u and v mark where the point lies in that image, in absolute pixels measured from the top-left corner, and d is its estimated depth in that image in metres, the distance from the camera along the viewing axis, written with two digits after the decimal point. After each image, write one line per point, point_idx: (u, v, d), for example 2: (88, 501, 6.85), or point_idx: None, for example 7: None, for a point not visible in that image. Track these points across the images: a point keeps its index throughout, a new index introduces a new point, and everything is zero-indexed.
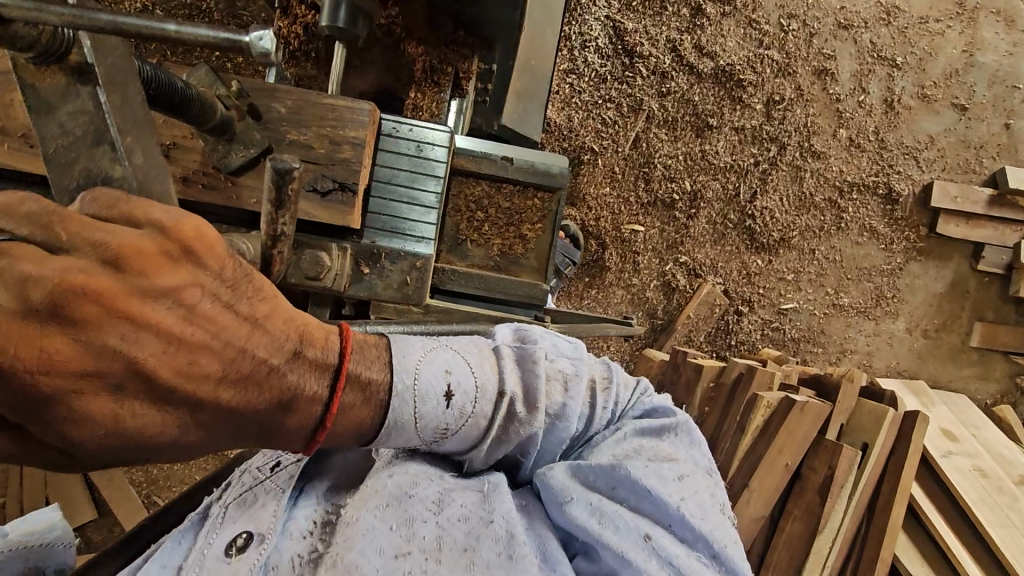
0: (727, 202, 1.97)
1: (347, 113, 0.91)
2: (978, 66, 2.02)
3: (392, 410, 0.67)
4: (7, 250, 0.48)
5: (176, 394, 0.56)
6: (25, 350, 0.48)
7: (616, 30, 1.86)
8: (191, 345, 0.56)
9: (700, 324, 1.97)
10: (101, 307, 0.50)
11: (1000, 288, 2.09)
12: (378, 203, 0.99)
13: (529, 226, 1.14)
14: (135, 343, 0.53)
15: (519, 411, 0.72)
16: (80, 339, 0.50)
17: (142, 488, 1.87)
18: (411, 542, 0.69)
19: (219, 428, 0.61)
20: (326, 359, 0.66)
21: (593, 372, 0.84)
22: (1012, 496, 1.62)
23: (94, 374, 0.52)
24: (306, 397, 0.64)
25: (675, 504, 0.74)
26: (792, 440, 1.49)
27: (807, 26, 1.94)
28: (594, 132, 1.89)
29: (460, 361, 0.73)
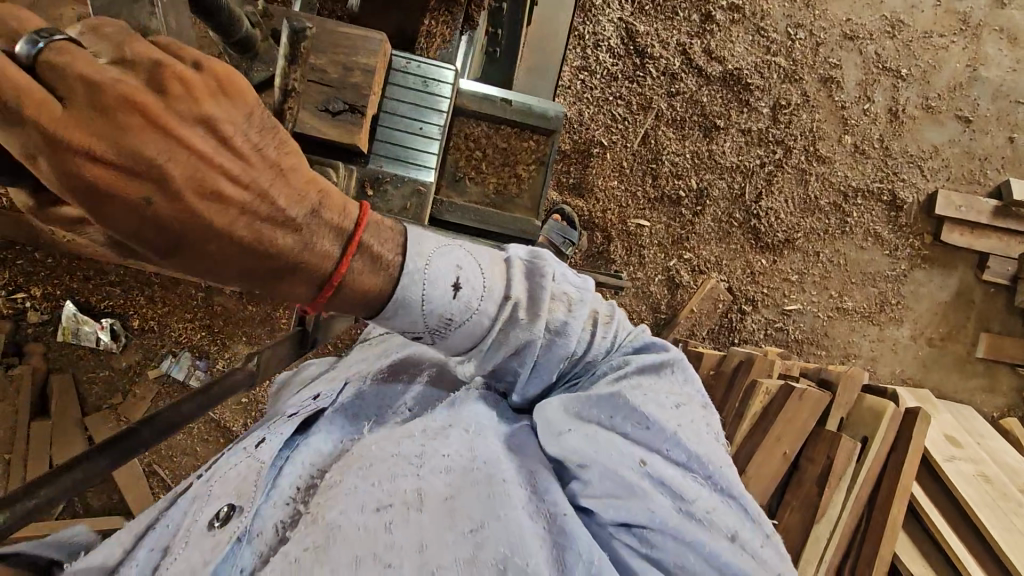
0: (732, 202, 2.00)
1: (359, 40, 0.95)
2: (982, 81, 2.06)
3: (401, 285, 0.65)
4: (65, 52, 0.48)
5: (196, 220, 0.53)
6: (71, 137, 0.47)
7: (628, 31, 1.93)
8: (217, 169, 0.54)
9: (704, 319, 1.97)
10: (144, 117, 0.50)
11: (1005, 299, 2.09)
12: (385, 131, 1.05)
13: (524, 165, 1.20)
14: (168, 154, 0.51)
15: (523, 318, 0.72)
16: (118, 140, 0.49)
17: (145, 456, 1.92)
18: (393, 496, 0.70)
19: (237, 269, 0.57)
20: (341, 225, 0.62)
21: (596, 305, 0.82)
22: (1015, 502, 1.59)
23: (130, 174, 0.50)
24: (319, 253, 0.60)
25: (671, 429, 0.73)
26: (792, 426, 1.49)
27: (813, 36, 2.01)
28: (604, 128, 1.95)
29: (472, 261, 0.71)
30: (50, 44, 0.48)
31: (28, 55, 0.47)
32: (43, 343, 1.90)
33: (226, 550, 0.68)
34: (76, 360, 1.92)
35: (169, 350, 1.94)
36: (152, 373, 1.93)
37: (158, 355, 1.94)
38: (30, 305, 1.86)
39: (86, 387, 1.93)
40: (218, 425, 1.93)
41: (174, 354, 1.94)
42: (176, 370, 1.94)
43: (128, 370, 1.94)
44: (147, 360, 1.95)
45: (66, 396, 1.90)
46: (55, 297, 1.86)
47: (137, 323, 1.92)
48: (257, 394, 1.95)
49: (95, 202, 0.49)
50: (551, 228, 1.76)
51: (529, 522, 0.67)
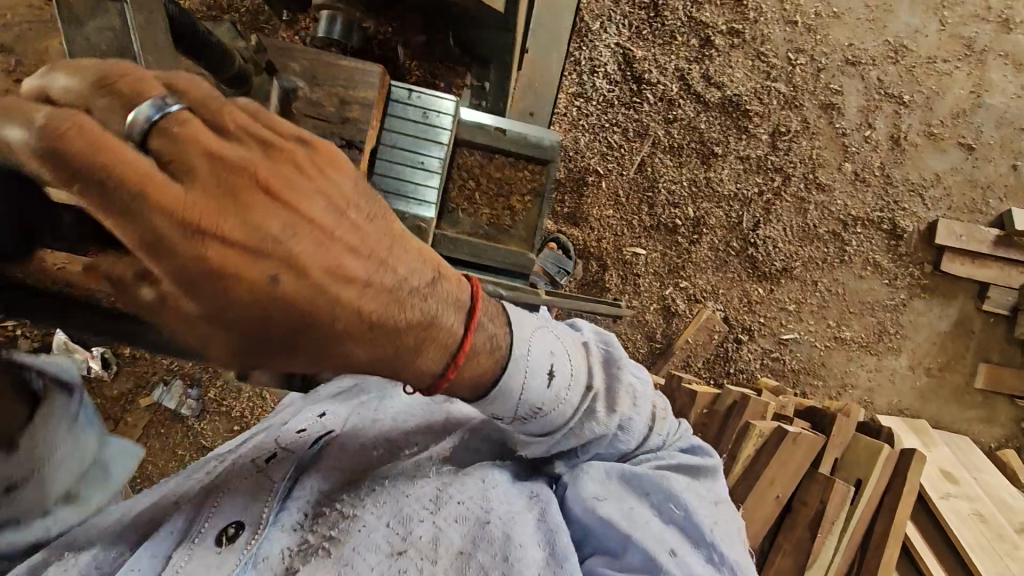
0: (730, 230, 1.98)
1: (358, 75, 0.96)
2: (986, 107, 2.03)
3: (506, 375, 0.70)
4: (183, 122, 0.50)
5: (320, 294, 0.55)
6: (195, 211, 0.49)
7: (625, 56, 1.90)
8: (340, 245, 0.57)
9: (699, 350, 1.95)
10: (267, 194, 0.53)
11: (1006, 329, 2.06)
12: (384, 163, 1.06)
13: (518, 197, 1.19)
14: (290, 231, 0.54)
15: (600, 409, 0.78)
16: (242, 216, 0.51)
17: (137, 484, 1.92)
18: (407, 541, 0.72)
19: (360, 341, 0.59)
20: (460, 298, 0.66)
21: (657, 400, 0.86)
22: (1011, 544, 1.58)
23: (257, 254, 0.52)
24: (444, 329, 0.64)
25: (708, 527, 0.78)
26: (784, 471, 1.48)
27: (813, 61, 1.97)
28: (599, 155, 1.92)
29: (562, 349, 0.77)
30: (168, 114, 0.49)
31: (144, 119, 0.48)
32: None
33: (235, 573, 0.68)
34: None
35: (160, 378, 1.93)
36: (142, 402, 1.92)
37: (149, 383, 1.93)
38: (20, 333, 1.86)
39: None
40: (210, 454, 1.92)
41: (165, 381, 1.94)
42: (167, 400, 1.93)
43: (119, 398, 1.93)
44: (138, 388, 1.94)
45: None
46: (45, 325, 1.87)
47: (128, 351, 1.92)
48: (249, 422, 1.94)
49: (223, 277, 0.50)
50: (545, 258, 1.79)
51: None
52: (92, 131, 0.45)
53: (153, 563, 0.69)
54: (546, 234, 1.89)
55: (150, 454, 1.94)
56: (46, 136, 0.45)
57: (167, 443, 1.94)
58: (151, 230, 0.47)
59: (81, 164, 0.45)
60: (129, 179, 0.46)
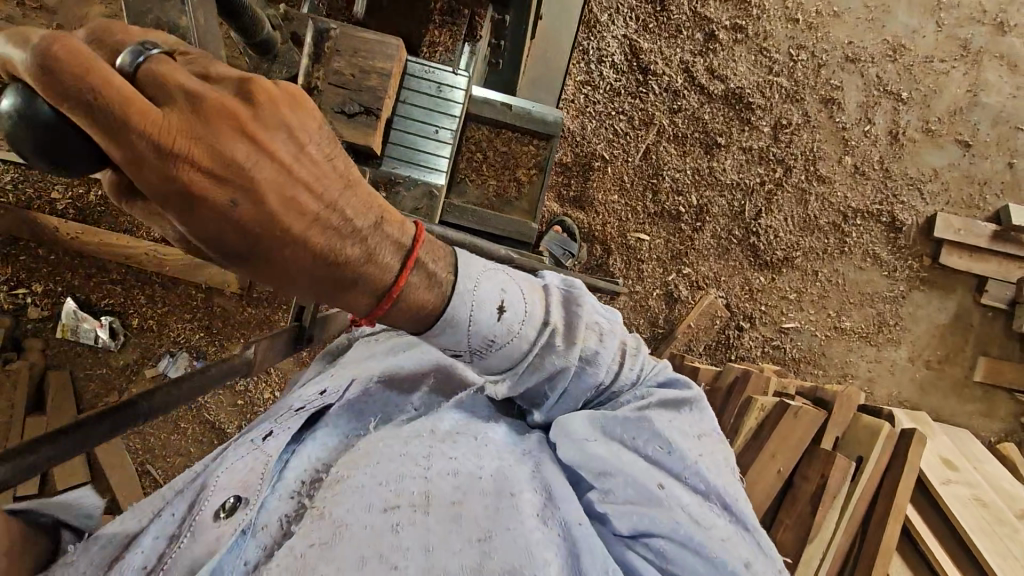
0: (733, 218, 2.02)
1: (376, 45, 0.97)
2: (982, 106, 2.08)
3: (452, 305, 0.66)
4: (159, 63, 0.49)
5: (274, 225, 0.52)
6: (165, 134, 0.47)
7: (632, 47, 1.96)
8: (295, 178, 0.53)
9: (701, 334, 1.98)
10: (232, 126, 0.50)
11: (1004, 323, 2.08)
12: (398, 134, 1.09)
13: (524, 170, 1.23)
14: (253, 162, 0.51)
15: (559, 343, 0.75)
16: (210, 144, 0.49)
17: (138, 456, 1.92)
18: (400, 496, 0.71)
19: (303, 279, 0.56)
20: (401, 238, 0.62)
21: (625, 337, 0.86)
22: (1012, 528, 1.57)
23: (218, 180, 0.49)
24: (380, 263, 0.60)
25: (692, 458, 0.77)
26: (786, 446, 1.49)
27: (815, 57, 2.04)
28: (606, 142, 1.97)
29: (515, 285, 0.73)
30: (149, 55, 0.49)
31: (127, 63, 0.48)
32: (41, 338, 1.92)
33: (230, 543, 0.70)
34: (74, 357, 1.93)
35: (166, 349, 1.94)
36: (148, 372, 1.94)
37: (156, 354, 1.95)
38: (31, 300, 1.89)
39: (83, 384, 1.94)
40: (214, 426, 1.93)
41: (171, 353, 1.94)
42: (172, 370, 1.94)
43: (125, 368, 1.95)
44: (145, 359, 1.96)
45: (61, 392, 1.90)
46: (56, 293, 1.89)
47: (136, 320, 1.94)
48: (253, 395, 1.95)
49: (191, 204, 0.49)
50: (551, 241, 1.80)
51: (538, 533, 0.69)
52: (80, 55, 0.44)
53: (157, 543, 0.73)
54: (552, 216, 1.93)
55: (154, 425, 1.94)
56: (35, 57, 0.44)
57: (171, 415, 1.94)
58: (130, 154, 0.46)
59: (66, 86, 0.44)
60: (111, 102, 0.45)
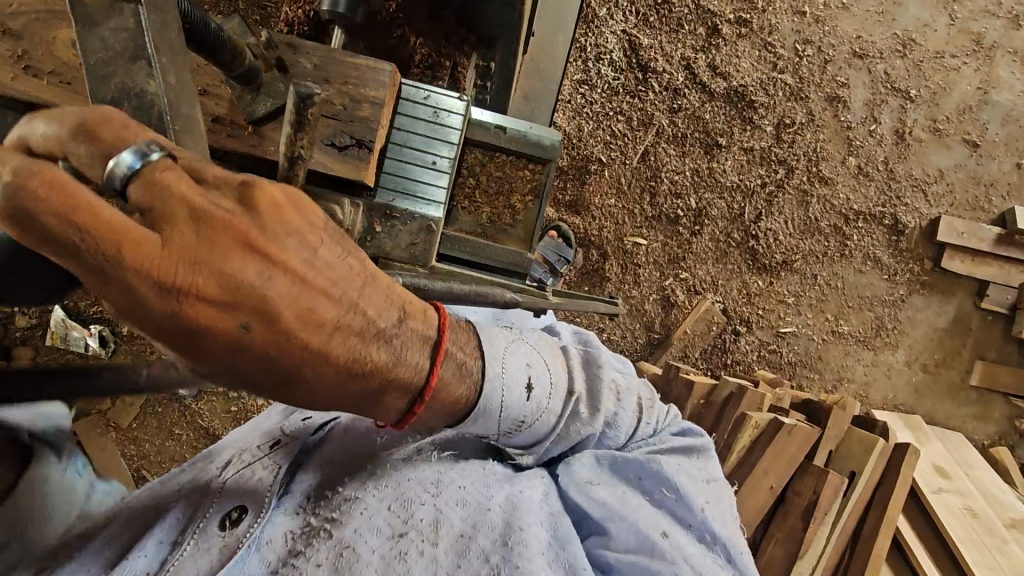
0: (732, 221, 1.97)
1: (369, 72, 0.93)
2: (992, 104, 2.02)
3: (485, 394, 0.72)
4: (151, 179, 0.51)
5: (291, 343, 0.58)
6: (162, 269, 0.51)
7: (632, 43, 1.88)
8: (314, 288, 0.59)
9: (697, 341, 1.96)
10: (243, 245, 0.55)
11: (1003, 327, 2.07)
12: (393, 162, 1.04)
13: (519, 196, 1.19)
14: (265, 278, 0.56)
15: (583, 412, 0.81)
16: (217, 273, 0.53)
17: (133, 462, 1.93)
18: (406, 525, 0.73)
19: (325, 389, 0.62)
20: (426, 333, 0.68)
21: (641, 391, 0.89)
22: (1001, 538, 1.59)
23: (231, 309, 0.54)
24: (409, 365, 0.66)
25: (700, 507, 0.79)
26: (780, 462, 1.48)
27: (822, 53, 1.96)
28: (603, 143, 1.91)
29: (540, 360, 0.79)
30: (142, 168, 0.51)
31: (125, 171, 0.50)
32: (30, 347, 1.90)
33: (236, 556, 0.71)
34: None
35: (157, 358, 1.92)
36: None
37: (146, 362, 1.93)
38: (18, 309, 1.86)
39: None
40: (207, 433, 1.92)
41: None
42: None
43: None
44: (136, 366, 1.94)
45: None
46: None
47: (125, 328, 1.91)
48: (246, 402, 1.94)
49: (196, 334, 0.53)
50: (546, 246, 1.75)
51: (545, 573, 0.69)
52: (62, 190, 0.46)
53: (160, 549, 0.73)
54: (546, 220, 1.88)
55: (147, 431, 1.94)
56: (7, 199, 0.46)
57: (164, 421, 1.94)
58: (127, 297, 0.50)
59: (54, 233, 0.47)
60: (104, 242, 0.48)
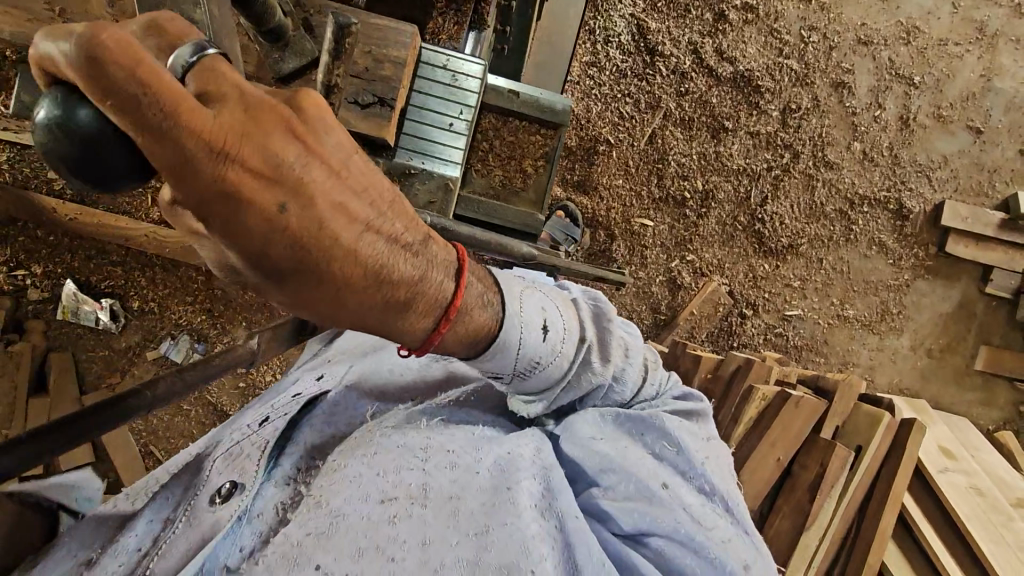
0: (738, 205, 1.99)
1: (391, 33, 0.94)
2: (995, 91, 2.04)
3: (504, 331, 0.67)
4: (209, 67, 0.45)
5: (328, 236, 0.49)
6: (205, 135, 0.42)
7: (639, 28, 1.91)
8: (352, 184, 0.51)
9: (704, 322, 1.97)
10: (286, 129, 0.47)
11: (1007, 313, 2.08)
12: (412, 123, 1.05)
13: (530, 161, 1.21)
14: (302, 164, 0.47)
15: (595, 360, 0.79)
16: (253, 140, 0.45)
17: (142, 437, 1.94)
18: (397, 488, 0.71)
19: (366, 305, 0.54)
20: (450, 259, 0.60)
21: (647, 354, 0.89)
22: (1006, 516, 1.60)
23: (268, 180, 0.45)
24: (439, 286, 0.58)
25: (701, 461, 0.78)
26: (787, 434, 1.49)
27: (827, 39, 1.99)
28: (611, 125, 1.94)
29: (553, 306, 0.75)
30: (202, 59, 0.45)
31: (183, 64, 0.44)
32: (42, 321, 1.91)
33: (226, 528, 0.68)
34: (76, 339, 1.94)
35: (167, 333, 1.94)
36: (150, 354, 1.95)
37: (157, 337, 1.95)
38: (31, 282, 1.87)
39: (86, 366, 1.95)
40: (216, 408, 1.94)
41: (173, 336, 1.95)
42: (174, 353, 1.95)
43: (128, 350, 1.95)
44: (146, 342, 1.96)
45: (64, 374, 1.91)
46: (57, 275, 1.88)
47: (136, 303, 1.93)
48: (254, 378, 1.95)
49: (231, 210, 0.45)
50: (552, 225, 1.78)
51: (535, 526, 0.68)
52: (129, 46, 0.40)
53: (151, 527, 0.72)
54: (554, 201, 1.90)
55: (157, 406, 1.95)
56: (80, 53, 0.39)
57: None
58: (167, 164, 0.42)
59: (112, 80, 0.40)
60: (162, 101, 0.40)
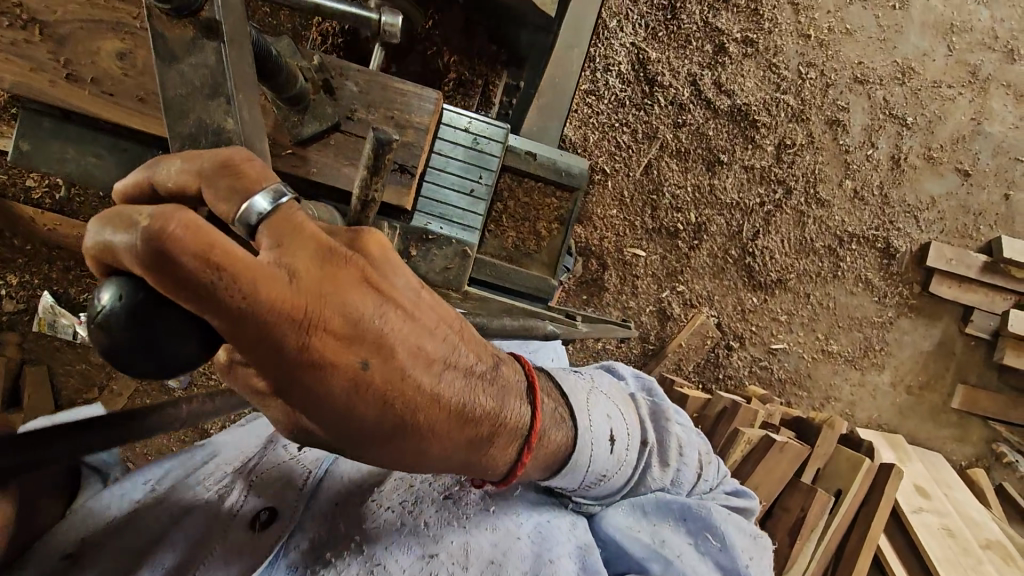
0: (729, 238, 2.00)
1: (414, 99, 1.04)
2: (985, 135, 2.08)
3: (577, 448, 0.76)
4: (277, 217, 0.49)
5: (402, 384, 0.59)
6: (291, 309, 0.49)
7: (639, 57, 1.89)
8: (424, 332, 0.60)
9: (691, 354, 1.98)
10: (367, 287, 0.55)
11: (985, 353, 2.13)
12: (432, 186, 1.14)
13: (545, 223, 1.28)
14: (381, 315, 0.56)
15: (656, 466, 0.85)
16: (336, 304, 0.53)
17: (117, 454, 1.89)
18: (437, 544, 0.77)
19: (427, 440, 0.63)
20: (519, 385, 0.72)
21: (702, 448, 0.92)
22: (976, 559, 1.64)
23: (352, 343, 0.54)
24: (511, 417, 0.69)
25: (745, 562, 0.83)
26: (770, 476, 1.52)
27: (823, 76, 1.99)
28: (608, 154, 1.92)
29: (616, 411, 0.83)
30: (278, 205, 0.50)
31: (266, 211, 0.49)
32: (16, 332, 1.85)
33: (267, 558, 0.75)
34: (50, 352, 1.87)
35: None
36: None
37: None
38: (5, 293, 1.81)
39: (61, 380, 1.89)
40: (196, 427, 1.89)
41: None
42: None
43: (105, 365, 1.90)
44: None
45: (38, 387, 1.85)
46: (33, 286, 1.81)
47: None
48: None
49: (322, 374, 0.53)
50: None
51: None
52: (198, 228, 0.44)
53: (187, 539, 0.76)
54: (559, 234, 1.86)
55: None
56: (148, 238, 0.43)
57: (153, 413, 1.90)
58: (247, 333, 0.49)
59: (188, 270, 0.44)
60: (241, 282, 0.46)
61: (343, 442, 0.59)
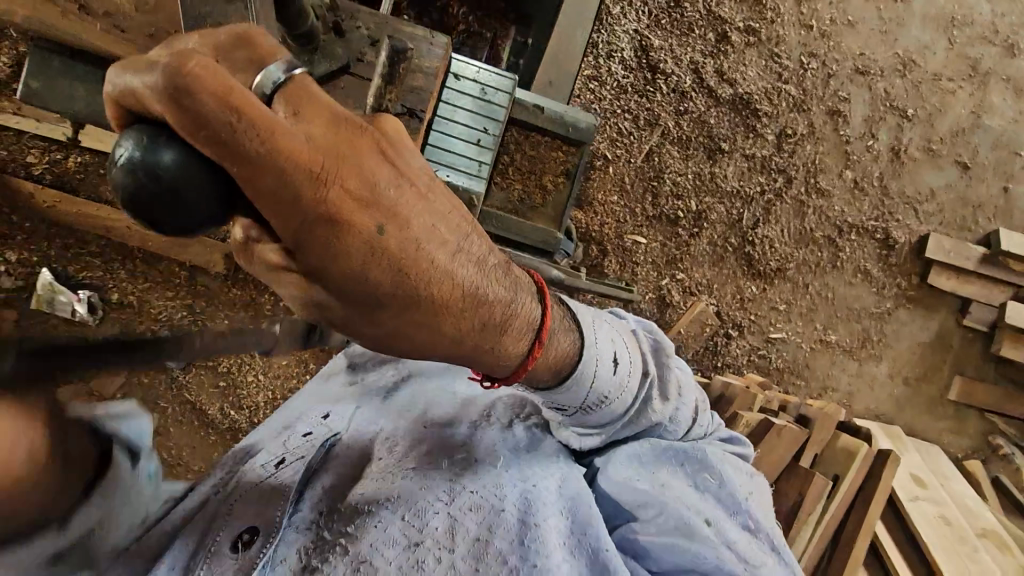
0: (729, 227, 2.00)
1: (424, 44, 1.05)
2: (984, 129, 2.09)
3: (582, 363, 0.77)
4: (290, 87, 0.52)
5: (418, 255, 0.58)
6: (304, 164, 0.50)
7: (643, 44, 1.90)
8: (435, 206, 0.61)
9: (689, 341, 1.98)
10: (378, 152, 0.56)
11: (982, 345, 2.14)
12: (439, 132, 1.18)
13: (550, 176, 1.36)
14: (394, 187, 0.57)
15: (656, 399, 0.85)
16: (352, 165, 0.54)
17: None
18: (422, 532, 0.74)
19: (445, 333, 0.63)
20: (529, 286, 0.73)
21: (698, 397, 0.92)
22: (972, 548, 1.64)
23: (368, 205, 0.54)
24: (522, 316, 0.70)
25: (743, 501, 0.84)
26: (767, 460, 1.51)
27: (825, 67, 2.00)
28: (609, 140, 1.92)
29: (618, 337, 0.84)
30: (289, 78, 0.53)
31: (278, 80, 0.52)
32: None
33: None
34: None
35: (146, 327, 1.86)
36: None
37: None
38: None
39: None
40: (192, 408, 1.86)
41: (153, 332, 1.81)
42: None
43: None
44: None
45: None
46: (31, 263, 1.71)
47: (115, 296, 1.77)
48: (235, 378, 1.87)
49: (340, 235, 0.53)
50: None
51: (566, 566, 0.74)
52: (223, 83, 0.47)
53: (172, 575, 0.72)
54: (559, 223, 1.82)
55: None
56: (166, 80, 0.46)
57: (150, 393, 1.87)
58: (266, 194, 0.50)
59: (207, 118, 0.46)
60: (255, 126, 0.47)
61: (368, 325, 0.59)
